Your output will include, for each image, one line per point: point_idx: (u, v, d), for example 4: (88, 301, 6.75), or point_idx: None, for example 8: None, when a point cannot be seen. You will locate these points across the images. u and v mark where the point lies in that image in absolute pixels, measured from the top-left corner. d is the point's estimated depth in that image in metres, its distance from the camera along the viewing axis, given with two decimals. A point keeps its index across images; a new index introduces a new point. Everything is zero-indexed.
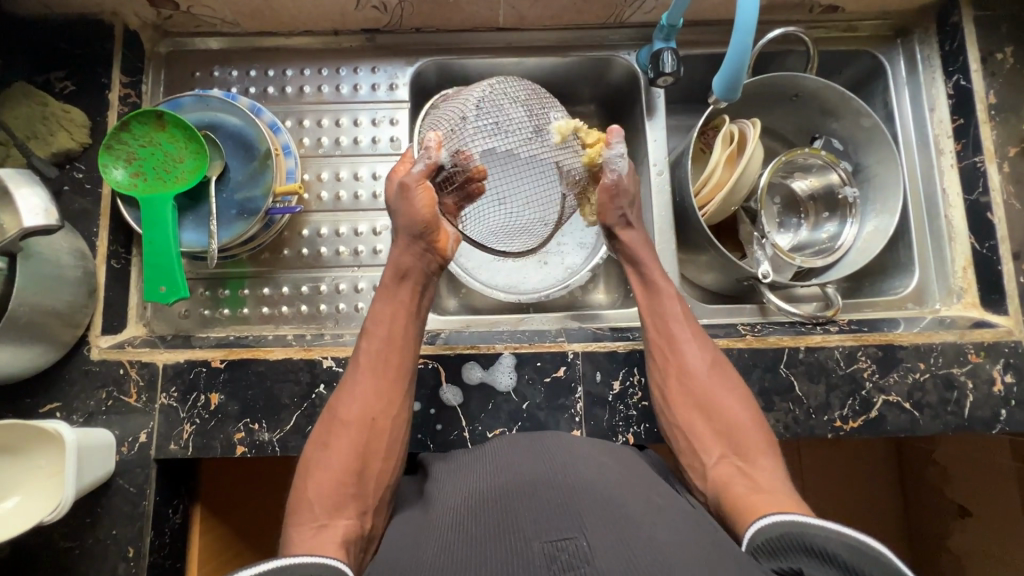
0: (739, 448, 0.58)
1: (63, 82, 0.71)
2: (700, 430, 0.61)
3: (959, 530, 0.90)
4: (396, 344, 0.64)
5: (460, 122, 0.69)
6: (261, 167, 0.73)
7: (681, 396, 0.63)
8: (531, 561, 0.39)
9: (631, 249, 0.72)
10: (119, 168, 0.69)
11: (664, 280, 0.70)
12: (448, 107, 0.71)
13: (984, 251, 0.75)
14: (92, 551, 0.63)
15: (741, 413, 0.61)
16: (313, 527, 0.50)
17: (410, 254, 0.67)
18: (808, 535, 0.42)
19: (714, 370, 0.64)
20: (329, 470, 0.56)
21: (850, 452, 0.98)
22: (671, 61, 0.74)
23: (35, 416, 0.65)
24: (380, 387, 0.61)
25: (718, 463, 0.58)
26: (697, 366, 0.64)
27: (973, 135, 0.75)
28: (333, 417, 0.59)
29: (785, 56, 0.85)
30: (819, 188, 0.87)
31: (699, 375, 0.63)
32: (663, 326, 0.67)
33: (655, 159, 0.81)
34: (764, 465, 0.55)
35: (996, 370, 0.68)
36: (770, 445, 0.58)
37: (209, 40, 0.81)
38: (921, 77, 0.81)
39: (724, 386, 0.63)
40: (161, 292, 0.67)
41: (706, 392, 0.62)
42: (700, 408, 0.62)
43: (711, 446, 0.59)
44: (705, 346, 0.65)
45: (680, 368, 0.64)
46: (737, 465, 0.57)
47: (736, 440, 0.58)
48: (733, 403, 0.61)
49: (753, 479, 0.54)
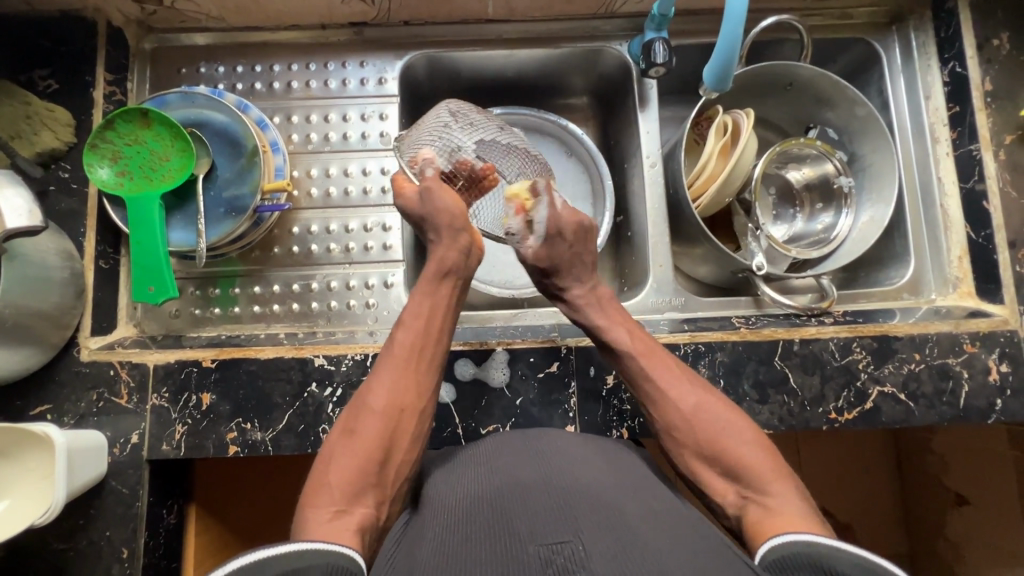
0: (750, 482, 0.54)
1: (46, 80, 0.70)
2: (711, 476, 0.57)
3: (954, 519, 0.90)
4: (433, 337, 0.62)
5: (437, 131, 0.68)
6: (249, 164, 0.72)
7: (680, 445, 0.59)
8: (527, 565, 0.39)
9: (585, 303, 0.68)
10: (104, 167, 0.68)
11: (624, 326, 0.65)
12: (422, 124, 0.70)
13: (980, 241, 0.74)
14: (86, 553, 0.63)
15: (740, 443, 0.56)
16: (331, 512, 0.49)
17: (455, 251, 0.63)
18: (820, 555, 0.42)
19: (698, 411, 0.59)
20: (353, 456, 0.54)
21: (846, 442, 0.98)
22: (662, 52, 0.74)
23: (26, 418, 0.64)
24: (413, 379, 0.59)
25: (736, 503, 0.54)
26: (680, 416, 0.60)
27: (969, 123, 0.75)
28: (363, 404, 0.57)
29: (779, 45, 0.84)
30: (814, 178, 0.86)
31: (686, 423, 0.59)
32: (639, 382, 0.63)
33: (649, 152, 0.81)
34: (779, 494, 0.51)
35: (991, 360, 0.68)
36: (782, 470, 0.53)
37: (195, 36, 0.80)
38: (916, 65, 0.80)
39: (717, 424, 0.58)
40: (149, 292, 0.66)
41: (700, 435, 0.58)
42: (702, 456, 0.58)
43: (725, 488, 0.56)
44: (681, 389, 0.61)
45: (667, 419, 0.60)
46: (751, 499, 0.53)
47: (744, 477, 0.54)
48: (730, 438, 0.57)
49: (768, 511, 0.50)
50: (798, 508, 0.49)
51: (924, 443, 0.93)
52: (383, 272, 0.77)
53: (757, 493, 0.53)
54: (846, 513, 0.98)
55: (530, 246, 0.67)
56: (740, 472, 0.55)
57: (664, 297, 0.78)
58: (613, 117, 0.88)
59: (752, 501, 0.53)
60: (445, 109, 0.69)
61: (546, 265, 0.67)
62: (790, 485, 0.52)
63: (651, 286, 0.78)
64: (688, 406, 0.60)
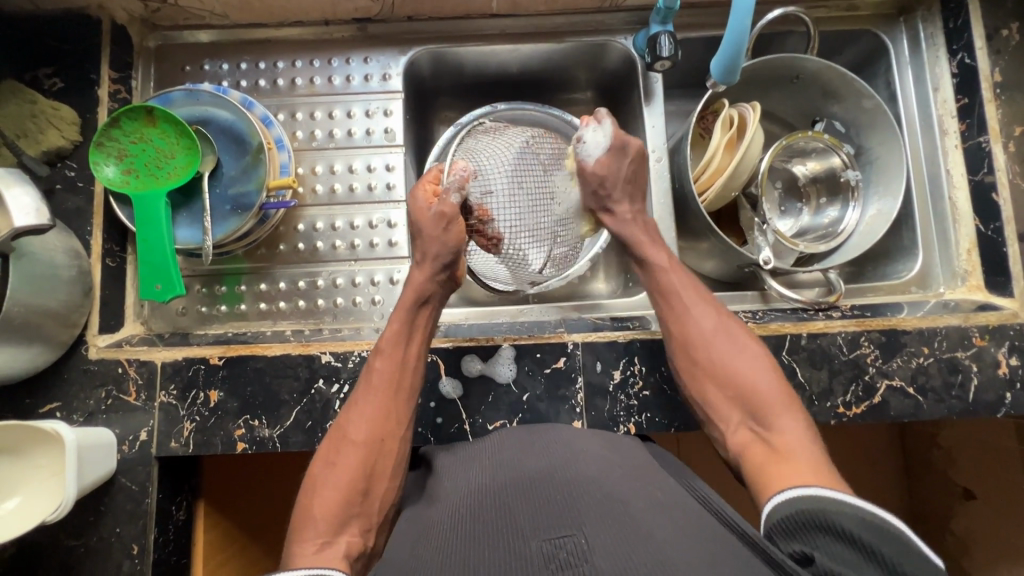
0: (758, 413, 0.58)
1: (51, 79, 0.70)
2: (716, 401, 0.61)
3: (964, 514, 0.89)
4: (410, 366, 0.63)
5: (490, 163, 0.71)
6: (254, 161, 0.72)
7: (693, 372, 0.63)
8: (530, 560, 0.39)
9: (621, 227, 0.72)
10: (110, 165, 0.68)
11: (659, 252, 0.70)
12: (493, 144, 0.74)
13: (989, 233, 0.74)
14: (97, 549, 0.63)
15: (757, 377, 0.60)
16: (317, 544, 0.50)
17: (434, 282, 0.67)
18: (827, 512, 0.43)
19: (720, 332, 0.64)
20: (336, 488, 0.55)
21: (851, 435, 0.98)
22: (668, 45, 0.73)
23: (35, 416, 0.65)
24: (389, 408, 0.60)
25: (737, 430, 0.59)
26: (704, 339, 0.64)
27: (977, 115, 0.74)
28: (342, 435, 0.58)
29: (785, 37, 0.83)
30: (821, 171, 0.85)
31: (708, 347, 0.63)
32: (665, 300, 0.68)
33: (654, 146, 0.80)
34: (785, 428, 0.56)
35: (1000, 353, 0.68)
36: (792, 403, 0.58)
37: (199, 33, 0.80)
38: (924, 57, 0.79)
39: (733, 350, 0.62)
40: (156, 290, 0.66)
41: (717, 360, 0.62)
42: (712, 382, 0.62)
43: (727, 414, 0.60)
44: (709, 313, 0.65)
45: (685, 342, 0.64)
46: (753, 428, 0.58)
47: (755, 406, 0.59)
48: (746, 368, 0.61)
49: (773, 445, 0.55)
50: (800, 444, 0.54)
51: (931, 436, 0.93)
52: (388, 269, 0.77)
53: (763, 424, 0.57)
54: None
55: (583, 165, 0.70)
56: (749, 401, 0.59)
57: None
58: (618, 111, 0.87)
59: (756, 430, 0.57)
60: (513, 146, 0.73)
61: (598, 178, 0.70)
62: (796, 420, 0.56)
63: None
64: (712, 329, 0.64)
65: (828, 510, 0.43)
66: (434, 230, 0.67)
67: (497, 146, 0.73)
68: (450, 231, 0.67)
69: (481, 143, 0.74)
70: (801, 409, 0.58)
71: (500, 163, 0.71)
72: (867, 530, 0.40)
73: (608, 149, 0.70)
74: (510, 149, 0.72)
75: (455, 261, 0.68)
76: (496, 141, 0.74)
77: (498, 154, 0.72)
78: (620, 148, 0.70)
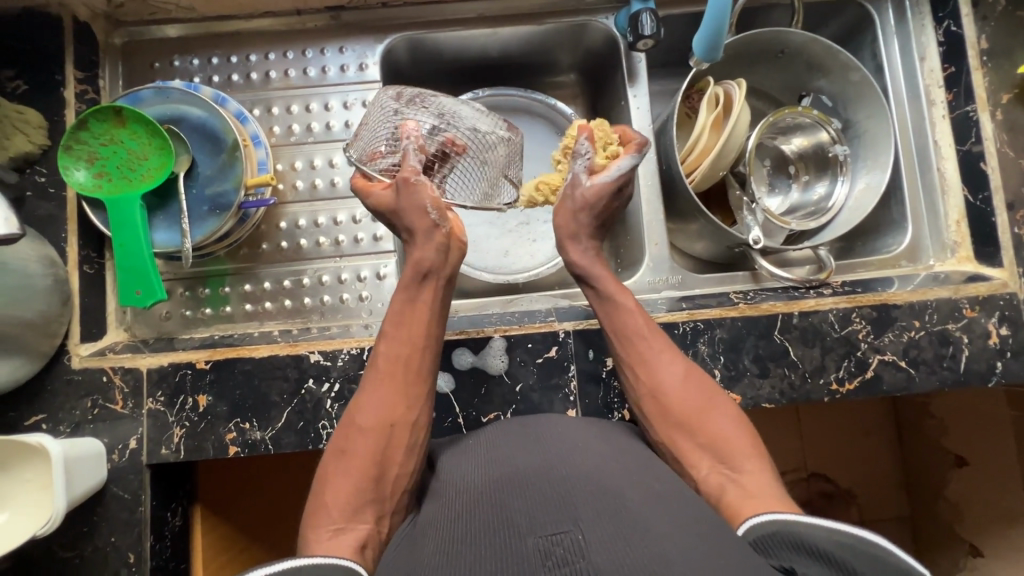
0: (724, 456, 0.54)
1: (14, 82, 0.68)
2: (685, 446, 0.56)
3: (956, 479, 0.90)
4: (422, 346, 0.61)
5: (384, 119, 0.66)
6: (230, 159, 0.70)
7: (658, 415, 0.59)
8: (528, 560, 0.39)
9: (590, 268, 0.68)
10: (81, 169, 0.66)
11: (627, 295, 0.65)
12: (371, 119, 0.67)
13: (977, 204, 0.73)
14: (92, 559, 0.62)
15: (721, 420, 0.57)
16: (330, 531, 0.49)
17: (430, 249, 0.63)
18: (803, 533, 0.43)
19: (689, 380, 0.60)
20: (347, 477, 0.53)
21: (844, 408, 1.00)
22: (650, 23, 0.71)
23: (20, 429, 0.64)
24: (399, 393, 0.58)
25: (707, 476, 0.54)
26: (671, 383, 0.59)
27: (965, 84, 0.73)
28: (351, 423, 0.57)
29: (769, 11, 0.82)
30: (808, 147, 0.85)
31: (675, 392, 0.59)
32: (629, 345, 0.62)
33: (640, 128, 0.79)
34: (753, 470, 0.52)
35: (991, 323, 0.68)
36: (758, 451, 0.54)
37: (167, 28, 0.77)
38: (910, 26, 0.77)
39: (703, 398, 0.59)
40: (136, 296, 0.65)
41: (687, 409, 0.58)
42: (679, 429, 0.57)
43: (696, 460, 0.55)
44: (676, 358, 0.61)
45: (653, 386, 0.60)
46: (721, 472, 0.53)
47: (721, 450, 0.55)
48: (715, 415, 0.57)
49: (743, 486, 0.51)
50: (772, 486, 0.50)
51: (923, 406, 0.94)
52: (375, 264, 0.76)
53: (731, 469, 0.53)
54: (848, 480, 1.00)
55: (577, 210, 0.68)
56: (717, 445, 0.55)
57: (660, 276, 0.77)
58: (603, 93, 0.86)
59: (725, 476, 0.53)
60: (383, 107, 0.66)
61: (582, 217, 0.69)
62: (760, 462, 0.53)
63: (647, 265, 0.77)
64: (678, 374, 0.60)
65: (806, 529, 0.43)
66: (406, 201, 0.63)
67: (371, 125, 0.67)
68: (420, 195, 0.63)
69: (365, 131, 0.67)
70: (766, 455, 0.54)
71: (385, 126, 0.66)
72: (857, 555, 0.40)
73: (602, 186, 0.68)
74: (383, 113, 0.66)
75: (440, 219, 0.63)
76: (365, 124, 0.68)
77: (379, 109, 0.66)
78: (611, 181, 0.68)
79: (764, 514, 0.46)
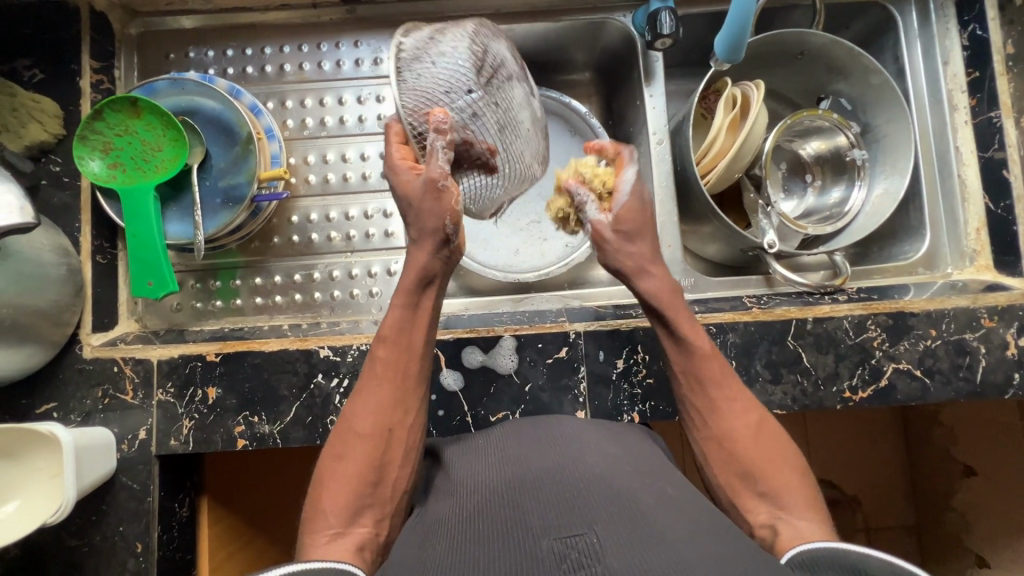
0: (785, 505, 0.52)
1: (30, 70, 0.68)
2: (743, 491, 0.55)
3: (966, 490, 0.89)
4: (416, 352, 0.60)
5: (450, 76, 0.57)
6: (243, 152, 0.70)
7: (723, 460, 0.56)
8: (541, 561, 0.38)
9: (658, 301, 0.62)
10: (95, 160, 0.66)
11: (699, 337, 0.61)
12: (431, 65, 0.57)
13: (998, 212, 0.72)
14: (100, 548, 0.63)
15: (785, 468, 0.54)
16: (327, 536, 0.50)
17: (437, 259, 0.60)
18: (849, 557, 0.42)
19: (758, 426, 0.57)
20: (345, 481, 0.53)
21: (852, 415, 0.99)
22: (669, 22, 0.70)
23: (32, 417, 0.64)
24: (397, 397, 0.58)
25: (763, 523, 0.52)
26: (737, 429, 0.57)
27: (989, 89, 0.72)
28: (348, 428, 0.56)
29: (790, 12, 0.81)
30: (826, 151, 0.84)
31: (742, 439, 0.56)
32: (698, 387, 0.60)
33: (655, 128, 0.78)
34: (811, 522, 0.50)
35: (1009, 334, 0.66)
36: (818, 504, 0.52)
37: (182, 19, 0.77)
38: (934, 28, 0.76)
39: (772, 447, 0.56)
40: (149, 287, 0.65)
41: (753, 456, 0.55)
42: (741, 476, 0.55)
43: (753, 506, 0.54)
44: (748, 405, 0.58)
45: (718, 432, 0.58)
46: (778, 519, 0.51)
47: (782, 497, 0.52)
48: (781, 463, 0.55)
49: (801, 534, 0.49)
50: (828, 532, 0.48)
51: (934, 416, 0.93)
52: (386, 260, 0.76)
53: (790, 515, 0.51)
54: (854, 487, 0.99)
55: (601, 224, 0.64)
56: (777, 491, 0.53)
57: (673, 279, 0.76)
58: (618, 92, 0.85)
59: (782, 522, 0.51)
60: (458, 64, 0.57)
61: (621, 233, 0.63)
62: (823, 516, 0.51)
63: (659, 266, 0.76)
64: (749, 422, 0.57)
65: (855, 555, 0.42)
66: (426, 202, 0.58)
67: (433, 71, 0.56)
68: (441, 200, 0.57)
69: (418, 70, 0.57)
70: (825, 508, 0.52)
71: (453, 90, 0.57)
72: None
73: (627, 195, 0.63)
74: (455, 71, 0.57)
75: (453, 233, 0.59)
76: (426, 61, 0.57)
77: (447, 62, 0.57)
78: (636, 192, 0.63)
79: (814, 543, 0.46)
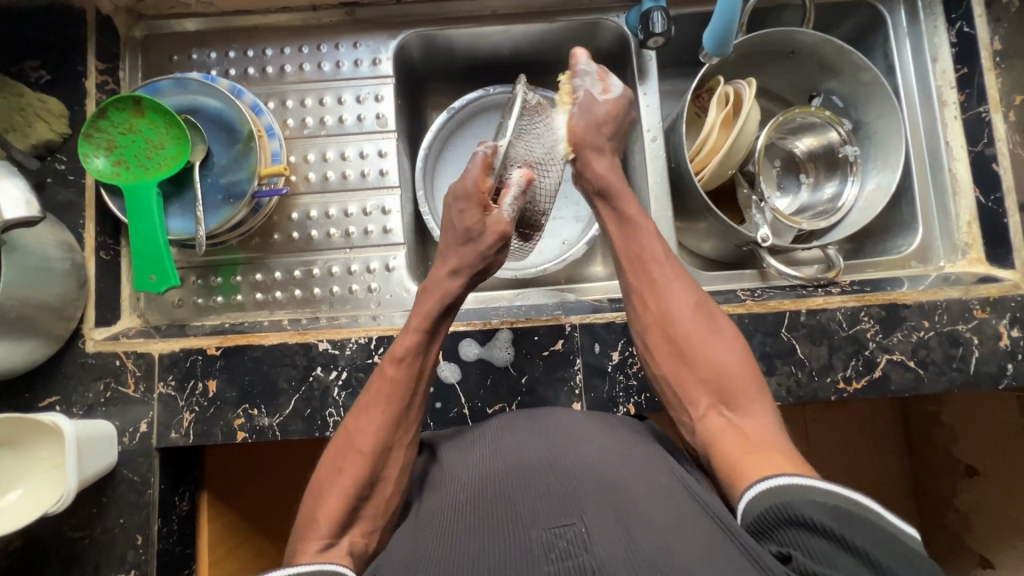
0: (727, 398, 0.56)
1: (37, 72, 0.69)
2: (686, 382, 0.58)
3: (967, 486, 0.89)
4: (423, 372, 0.61)
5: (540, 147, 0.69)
6: (244, 150, 0.72)
7: (664, 345, 0.61)
8: (530, 551, 0.39)
9: (603, 179, 0.67)
10: (100, 157, 0.67)
11: (641, 217, 0.66)
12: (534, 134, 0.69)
13: (989, 205, 0.73)
14: (101, 541, 0.63)
15: (724, 355, 0.58)
16: (322, 543, 0.49)
17: (454, 288, 0.64)
18: (793, 503, 0.42)
19: (700, 313, 0.61)
20: (342, 491, 0.53)
21: (850, 412, 0.99)
22: (661, 21, 0.72)
23: (35, 410, 0.65)
24: (401, 413, 0.58)
25: (705, 414, 0.56)
26: (679, 310, 0.61)
27: (977, 85, 0.73)
28: (349, 442, 0.56)
29: (780, 11, 0.82)
30: (818, 147, 0.85)
31: (683, 321, 0.61)
32: (642, 268, 0.64)
33: (649, 125, 0.79)
34: (754, 418, 0.53)
35: (1002, 325, 0.67)
36: (760, 393, 0.55)
37: (185, 22, 0.79)
38: (923, 26, 0.77)
39: (708, 334, 0.60)
40: (151, 281, 0.66)
41: (694, 346, 0.59)
42: (682, 362, 0.59)
43: (695, 392, 0.58)
44: (689, 288, 0.63)
45: (661, 317, 0.62)
46: (722, 414, 0.55)
47: (724, 390, 0.56)
48: (724, 352, 0.58)
49: (744, 434, 0.52)
50: (770, 435, 0.51)
51: (934, 412, 0.93)
52: (384, 255, 0.77)
53: (732, 410, 0.55)
54: (854, 485, 0.99)
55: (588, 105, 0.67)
56: (718, 383, 0.56)
57: None
58: None
59: (724, 414, 0.55)
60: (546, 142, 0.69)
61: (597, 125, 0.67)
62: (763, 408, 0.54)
63: None
64: (690, 305, 0.62)
65: (797, 499, 0.42)
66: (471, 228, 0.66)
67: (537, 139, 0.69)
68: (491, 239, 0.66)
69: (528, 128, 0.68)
70: (769, 401, 0.55)
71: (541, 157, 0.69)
72: (842, 520, 0.39)
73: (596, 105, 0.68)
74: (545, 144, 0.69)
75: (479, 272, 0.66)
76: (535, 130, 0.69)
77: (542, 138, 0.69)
78: (625, 98, 0.69)
79: (758, 486, 0.46)
